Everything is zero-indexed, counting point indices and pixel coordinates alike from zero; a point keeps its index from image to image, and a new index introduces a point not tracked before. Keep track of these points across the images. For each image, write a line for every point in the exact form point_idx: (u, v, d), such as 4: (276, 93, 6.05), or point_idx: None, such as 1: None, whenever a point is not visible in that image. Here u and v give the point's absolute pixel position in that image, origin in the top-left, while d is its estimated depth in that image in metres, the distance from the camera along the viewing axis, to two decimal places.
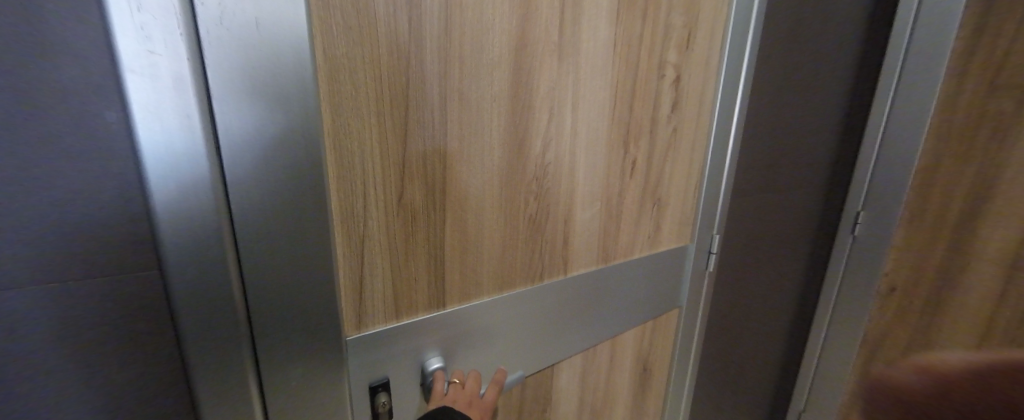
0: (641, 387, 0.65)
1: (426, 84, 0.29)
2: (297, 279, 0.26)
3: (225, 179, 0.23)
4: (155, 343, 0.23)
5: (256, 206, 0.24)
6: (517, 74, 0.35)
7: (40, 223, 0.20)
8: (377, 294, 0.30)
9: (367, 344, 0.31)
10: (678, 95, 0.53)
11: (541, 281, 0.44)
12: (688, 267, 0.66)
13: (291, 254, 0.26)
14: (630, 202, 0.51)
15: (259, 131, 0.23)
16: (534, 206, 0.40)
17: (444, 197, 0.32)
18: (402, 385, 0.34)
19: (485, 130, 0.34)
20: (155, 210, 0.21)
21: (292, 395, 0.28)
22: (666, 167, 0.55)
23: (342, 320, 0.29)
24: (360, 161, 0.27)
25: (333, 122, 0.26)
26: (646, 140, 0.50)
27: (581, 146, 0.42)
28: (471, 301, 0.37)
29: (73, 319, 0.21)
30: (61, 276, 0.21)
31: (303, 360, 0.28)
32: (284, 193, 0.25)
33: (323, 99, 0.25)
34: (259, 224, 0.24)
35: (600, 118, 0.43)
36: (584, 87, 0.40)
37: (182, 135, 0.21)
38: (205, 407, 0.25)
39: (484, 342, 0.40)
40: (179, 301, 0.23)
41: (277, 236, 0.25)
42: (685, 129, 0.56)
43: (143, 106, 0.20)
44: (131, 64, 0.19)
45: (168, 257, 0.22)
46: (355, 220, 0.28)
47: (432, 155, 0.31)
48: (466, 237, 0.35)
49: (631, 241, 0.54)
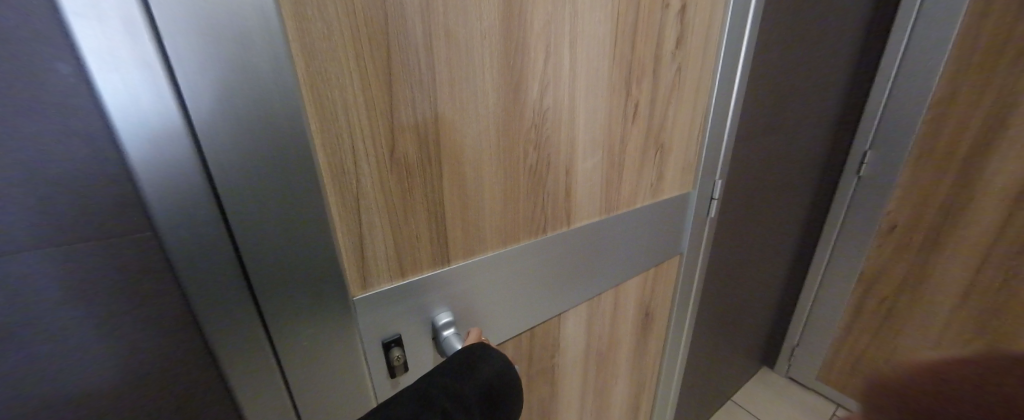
0: (643, 332, 0.67)
1: (407, 23, 0.26)
2: (293, 240, 0.26)
3: (202, 136, 0.21)
4: (168, 314, 0.23)
5: (240, 166, 0.23)
6: (509, 7, 0.32)
7: (22, 196, 0.19)
8: (380, 253, 0.30)
9: (374, 303, 0.31)
10: (683, 30, 0.48)
11: (544, 233, 0.43)
12: (691, 215, 0.65)
13: (283, 216, 0.25)
14: (632, 150, 0.49)
15: (231, 81, 0.21)
16: (533, 158, 0.38)
17: (439, 151, 0.31)
18: (414, 340, 0.35)
19: (477, 75, 0.31)
20: (136, 173, 0.20)
21: (306, 354, 0.29)
22: (669, 111, 0.52)
23: (347, 280, 0.29)
24: (344, 112, 0.25)
25: (307, 68, 0.23)
26: (649, 82, 0.47)
27: (581, 89, 0.40)
28: (475, 256, 0.37)
29: (78, 296, 0.21)
30: (51, 252, 0.20)
31: (312, 321, 0.28)
32: (270, 150, 0.23)
33: (292, 41, 0.23)
34: (248, 185, 0.23)
35: (600, 57, 0.40)
36: (582, 22, 0.37)
37: (145, 88, 0.19)
38: (227, 367, 0.25)
39: (491, 296, 0.40)
40: (181, 267, 0.22)
41: (266, 197, 0.24)
42: (689, 68, 0.52)
43: (95, 54, 0.18)
44: (71, 5, 0.17)
45: (159, 222, 0.21)
46: (346, 177, 0.27)
47: (422, 102, 0.29)
48: (464, 192, 0.34)
49: (634, 189, 0.52)
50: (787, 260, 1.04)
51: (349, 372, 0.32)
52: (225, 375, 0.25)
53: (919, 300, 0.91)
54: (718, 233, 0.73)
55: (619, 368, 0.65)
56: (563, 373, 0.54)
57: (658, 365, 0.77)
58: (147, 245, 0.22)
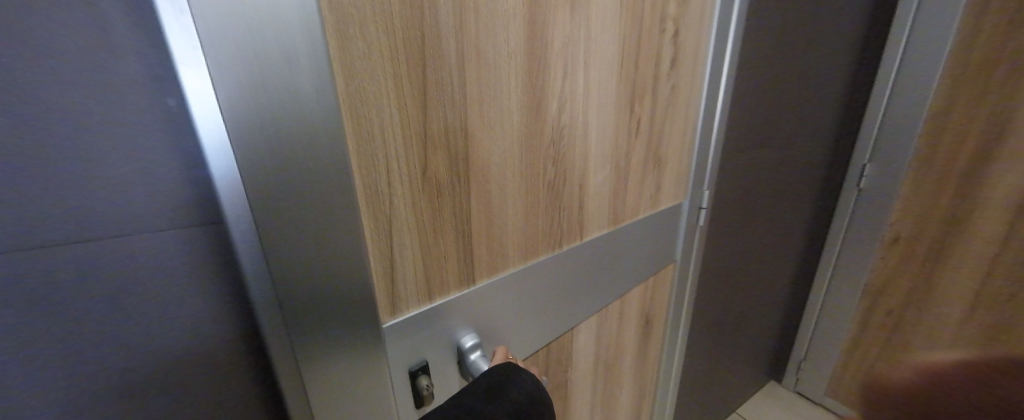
0: (644, 344, 0.66)
1: (442, 42, 0.26)
2: (337, 267, 0.25)
3: (278, 167, 0.21)
4: (215, 327, 0.25)
5: (305, 195, 0.23)
6: (532, 25, 0.32)
7: (105, 223, 0.21)
8: (408, 274, 0.29)
9: (403, 328, 0.30)
10: (679, 48, 0.49)
11: (560, 249, 0.42)
12: (682, 224, 0.64)
13: (319, 242, 0.24)
14: (636, 164, 0.49)
15: (303, 113, 0.22)
16: (552, 173, 0.38)
17: (467, 169, 0.30)
18: (440, 365, 0.34)
19: (503, 93, 0.31)
20: (223, 206, 0.20)
21: (336, 388, 0.27)
22: (667, 125, 0.52)
23: (378, 305, 0.28)
24: (381, 132, 0.25)
25: (349, 91, 0.23)
26: (650, 98, 0.47)
27: (594, 105, 0.40)
28: (497, 274, 0.36)
29: (143, 314, 0.22)
30: (123, 276, 0.21)
31: (343, 351, 0.27)
32: (334, 180, 0.23)
33: (337, 66, 0.22)
34: (311, 214, 0.23)
35: (610, 74, 0.40)
36: (596, 40, 0.37)
37: (233, 124, 0.20)
38: (285, 386, 0.25)
39: (510, 314, 0.39)
40: (257, 295, 0.23)
41: (322, 226, 0.24)
42: (683, 84, 0.52)
43: (196, 94, 0.18)
44: (178, 49, 0.18)
45: (239, 254, 0.21)
46: (380, 198, 0.26)
47: (453, 120, 0.28)
48: (488, 211, 0.33)
49: (637, 202, 0.52)
50: (790, 273, 1.03)
51: (380, 404, 0.30)
52: (285, 399, 0.25)
53: (927, 313, 0.90)
54: (710, 245, 0.72)
55: (624, 381, 0.63)
56: (574, 390, 0.52)
57: (660, 379, 0.75)
58: (202, 265, 0.24)
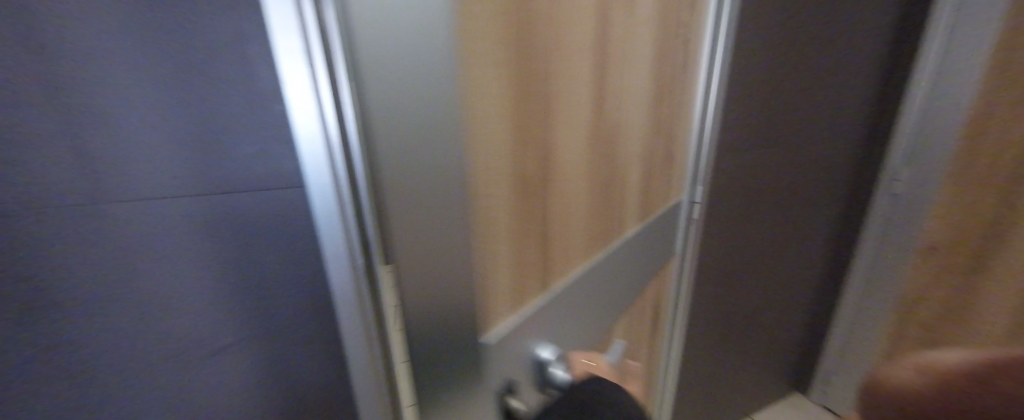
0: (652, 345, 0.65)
1: (540, 31, 0.25)
2: (463, 301, 0.21)
3: (426, 186, 0.17)
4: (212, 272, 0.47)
5: (445, 220, 0.18)
6: (601, 24, 0.31)
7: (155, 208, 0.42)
8: (505, 282, 0.26)
9: (502, 345, 0.25)
10: (688, 56, 0.50)
11: (613, 249, 0.41)
12: (683, 231, 0.64)
13: (450, 275, 0.19)
14: (658, 166, 0.50)
15: (450, 121, 0.17)
16: (608, 170, 0.37)
17: (548, 167, 0.29)
18: (523, 385, 0.29)
19: (575, 88, 0.30)
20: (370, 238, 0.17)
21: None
22: (678, 130, 0.53)
23: (483, 327, 0.24)
24: (495, 127, 0.22)
25: (477, 87, 0.20)
26: (670, 102, 0.48)
27: (636, 106, 0.40)
28: (569, 277, 0.34)
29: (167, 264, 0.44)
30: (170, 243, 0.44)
31: (455, 383, 0.22)
32: (465, 196, 0.19)
33: (467, 53, 0.19)
34: (443, 243, 0.19)
35: (647, 78, 0.41)
36: (640, 43, 0.38)
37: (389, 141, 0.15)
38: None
39: (578, 322, 0.36)
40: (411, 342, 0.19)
41: (453, 259, 0.19)
42: (688, 90, 0.53)
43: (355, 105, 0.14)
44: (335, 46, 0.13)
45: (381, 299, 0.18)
46: (492, 200, 0.23)
47: (541, 115, 0.27)
48: (558, 213, 0.32)
49: (654, 205, 0.52)
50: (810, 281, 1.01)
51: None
52: None
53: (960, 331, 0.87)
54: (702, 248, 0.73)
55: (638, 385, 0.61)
56: None
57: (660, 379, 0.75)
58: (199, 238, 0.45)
